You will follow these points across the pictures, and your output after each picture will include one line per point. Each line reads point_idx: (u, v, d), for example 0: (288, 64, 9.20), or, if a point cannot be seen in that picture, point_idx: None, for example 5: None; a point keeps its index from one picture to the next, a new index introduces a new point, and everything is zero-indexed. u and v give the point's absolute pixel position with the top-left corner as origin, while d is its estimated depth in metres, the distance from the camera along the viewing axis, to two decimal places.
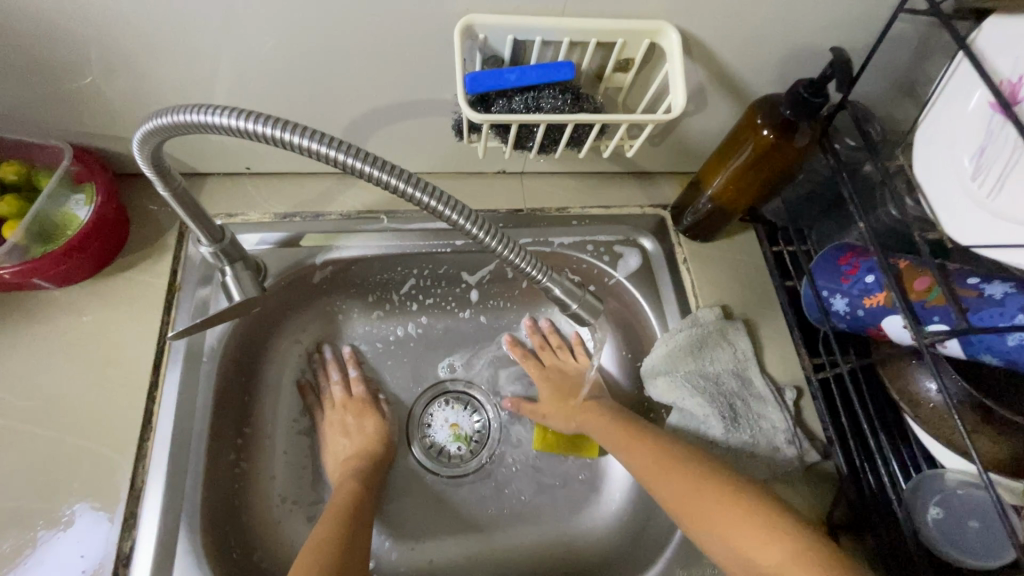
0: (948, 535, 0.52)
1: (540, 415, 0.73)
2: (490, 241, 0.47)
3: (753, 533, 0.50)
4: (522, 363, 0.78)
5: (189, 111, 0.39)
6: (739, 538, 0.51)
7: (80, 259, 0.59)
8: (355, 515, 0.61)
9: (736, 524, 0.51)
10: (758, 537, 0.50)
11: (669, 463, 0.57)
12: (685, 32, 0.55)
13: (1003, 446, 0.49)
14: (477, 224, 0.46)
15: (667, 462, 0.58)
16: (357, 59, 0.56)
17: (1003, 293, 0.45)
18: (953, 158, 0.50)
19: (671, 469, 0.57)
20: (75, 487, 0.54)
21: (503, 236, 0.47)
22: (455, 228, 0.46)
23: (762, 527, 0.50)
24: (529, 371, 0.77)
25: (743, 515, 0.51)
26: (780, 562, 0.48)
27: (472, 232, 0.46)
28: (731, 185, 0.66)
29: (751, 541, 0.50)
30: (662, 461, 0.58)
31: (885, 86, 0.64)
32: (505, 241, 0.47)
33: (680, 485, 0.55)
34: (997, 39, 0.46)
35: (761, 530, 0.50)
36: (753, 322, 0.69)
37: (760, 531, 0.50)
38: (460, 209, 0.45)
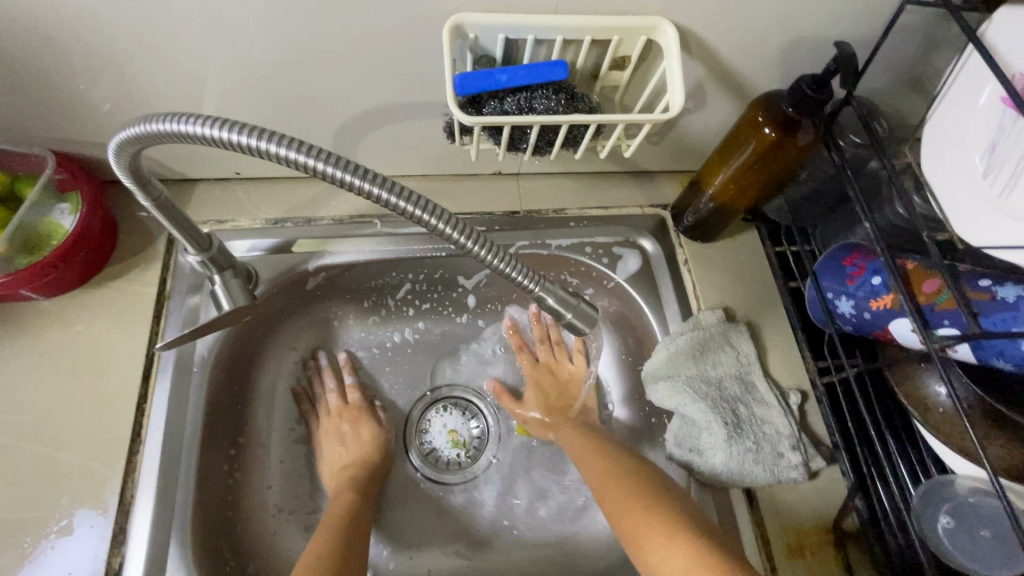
0: (959, 545, 0.51)
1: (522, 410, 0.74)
2: (473, 247, 0.46)
3: (663, 543, 0.53)
4: (516, 353, 0.77)
5: (164, 120, 0.38)
6: (652, 550, 0.53)
7: (66, 269, 0.58)
8: (349, 527, 0.60)
9: (651, 534, 0.54)
10: (665, 546, 0.52)
11: (611, 479, 0.61)
12: (683, 28, 0.53)
13: (1017, 454, 0.47)
14: (462, 231, 0.45)
15: (609, 477, 0.61)
16: (345, 60, 0.54)
17: (1016, 296, 0.43)
18: (963, 154, 0.48)
19: (611, 483, 0.61)
20: (64, 503, 0.53)
21: (488, 241, 0.46)
22: (439, 235, 0.45)
23: (671, 537, 0.53)
24: (522, 363, 0.77)
25: (659, 527, 0.54)
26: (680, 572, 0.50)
27: (456, 239, 0.45)
28: (732, 184, 0.65)
29: (660, 551, 0.53)
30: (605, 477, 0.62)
31: (890, 80, 0.62)
32: (489, 247, 0.46)
33: (616, 499, 0.59)
34: (1009, 31, 0.44)
35: (669, 540, 0.53)
36: (756, 324, 0.67)
37: (667, 540, 0.53)
38: (444, 216, 0.44)
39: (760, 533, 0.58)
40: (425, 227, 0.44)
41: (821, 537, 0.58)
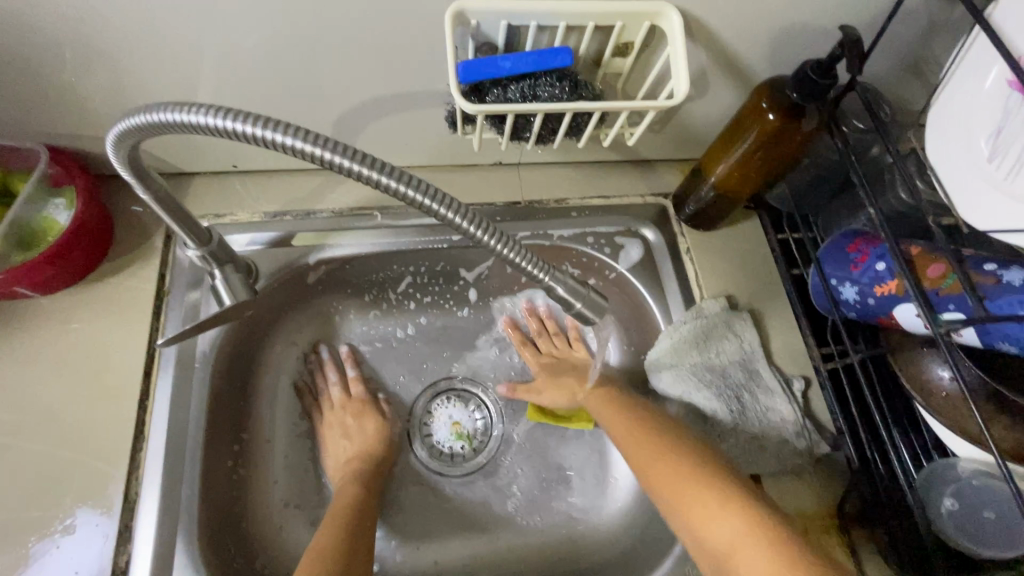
0: (962, 526, 0.52)
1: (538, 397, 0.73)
2: (485, 238, 0.45)
3: (714, 510, 0.52)
4: (518, 349, 0.77)
5: (165, 110, 0.37)
6: (693, 512, 0.53)
7: (62, 266, 0.57)
8: (356, 520, 0.60)
9: (701, 500, 0.53)
10: (716, 513, 0.52)
11: (651, 442, 0.59)
12: (687, 14, 0.52)
13: (1017, 436, 0.48)
14: (471, 219, 0.44)
15: (648, 441, 0.59)
16: (344, 49, 0.53)
17: (1021, 280, 0.44)
18: (968, 139, 0.48)
19: (652, 448, 0.59)
20: (67, 503, 0.52)
21: (500, 232, 0.45)
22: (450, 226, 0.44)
23: (722, 505, 0.52)
24: (527, 358, 0.76)
25: (710, 493, 0.53)
26: (732, 540, 0.50)
27: (464, 227, 0.44)
28: (735, 172, 0.64)
29: (709, 517, 0.52)
30: (642, 439, 0.60)
31: (892, 65, 0.61)
32: (498, 236, 0.45)
33: (657, 464, 0.57)
34: (1015, 13, 0.43)
35: (720, 508, 0.52)
36: (759, 312, 0.67)
37: (717, 508, 0.52)
38: (453, 206, 0.43)
39: None
40: (433, 216, 0.44)
41: (826, 523, 0.58)
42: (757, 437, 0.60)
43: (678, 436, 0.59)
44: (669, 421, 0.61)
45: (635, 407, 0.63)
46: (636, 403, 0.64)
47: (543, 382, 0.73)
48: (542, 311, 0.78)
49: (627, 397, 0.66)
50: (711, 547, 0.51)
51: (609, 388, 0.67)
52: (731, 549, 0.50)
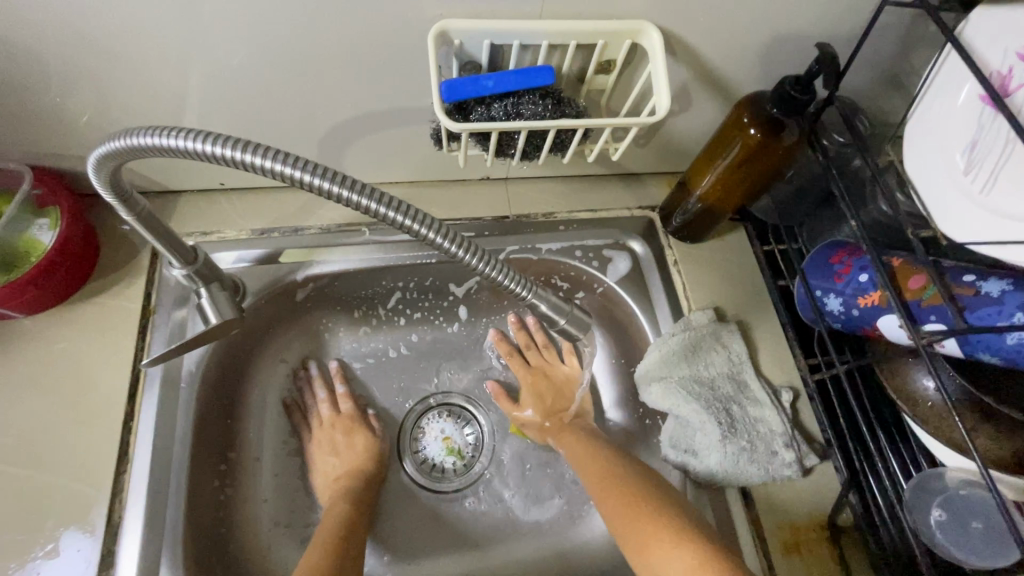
0: (952, 536, 0.51)
1: (518, 412, 0.74)
2: (464, 254, 0.46)
3: (667, 549, 0.52)
4: (506, 360, 0.77)
5: (145, 134, 0.37)
6: (652, 551, 0.53)
7: (47, 286, 0.56)
8: (344, 538, 0.59)
9: (658, 540, 0.53)
10: (669, 552, 0.52)
11: (614, 484, 0.60)
12: (667, 31, 0.53)
13: (1004, 445, 0.48)
14: (448, 236, 0.45)
15: (612, 483, 0.60)
16: (329, 68, 0.54)
17: (1000, 291, 0.44)
18: (944, 152, 0.49)
19: (616, 490, 0.59)
20: (48, 527, 0.51)
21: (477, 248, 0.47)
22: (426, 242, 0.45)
23: (674, 544, 0.52)
24: (514, 368, 0.76)
25: (664, 534, 0.53)
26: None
27: (443, 245, 0.45)
28: (719, 185, 0.65)
29: (662, 558, 0.52)
30: (606, 481, 0.61)
31: (871, 79, 0.63)
32: (477, 252, 0.46)
33: (620, 506, 0.58)
34: (985, 31, 0.45)
35: (672, 548, 0.52)
36: (747, 323, 0.67)
37: (669, 545, 0.52)
38: (431, 223, 0.44)
39: (757, 533, 0.58)
40: (411, 234, 0.44)
41: (817, 534, 0.58)
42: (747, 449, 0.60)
43: (642, 479, 0.60)
44: (633, 463, 0.63)
45: (601, 449, 0.65)
46: (603, 447, 0.66)
47: (526, 395, 0.74)
48: (530, 325, 0.79)
49: (595, 439, 0.67)
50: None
51: (581, 429, 0.70)
52: None
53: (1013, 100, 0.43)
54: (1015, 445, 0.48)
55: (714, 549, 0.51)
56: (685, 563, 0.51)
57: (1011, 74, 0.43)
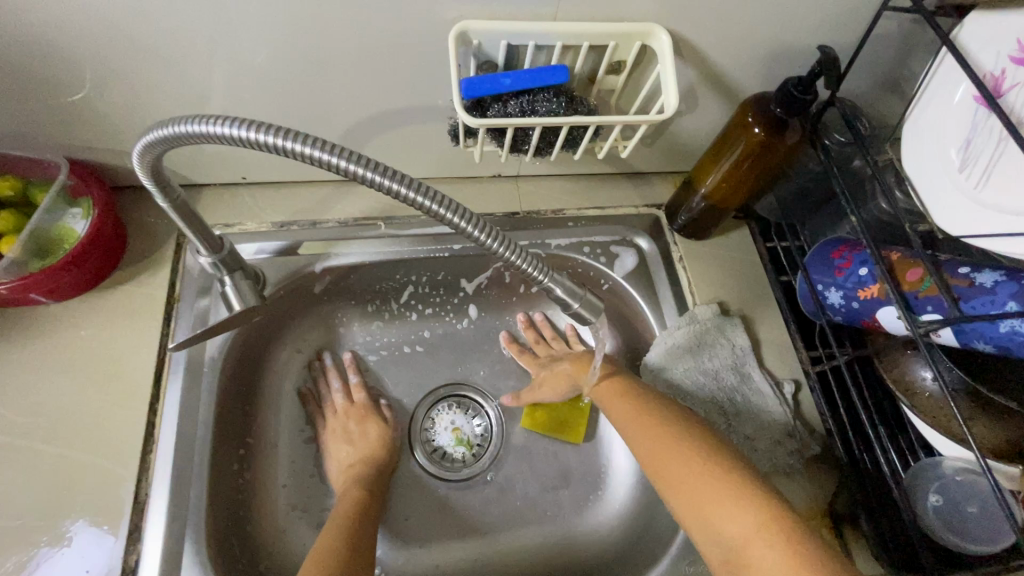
0: (950, 522, 0.53)
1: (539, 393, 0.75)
2: (494, 245, 0.47)
3: (726, 505, 0.51)
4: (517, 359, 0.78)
5: (190, 122, 0.39)
6: (708, 506, 0.52)
7: (79, 273, 0.59)
8: (360, 522, 0.61)
9: (714, 496, 0.52)
10: (728, 509, 0.51)
11: (661, 434, 0.58)
12: (676, 35, 0.56)
13: (998, 433, 0.51)
14: (478, 226, 0.46)
15: (658, 435, 0.58)
16: (351, 67, 0.56)
17: (993, 282, 0.46)
18: (941, 150, 0.51)
19: (666, 442, 0.57)
20: (78, 504, 0.53)
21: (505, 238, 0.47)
22: (458, 232, 0.46)
23: (733, 500, 0.51)
24: (525, 364, 0.77)
25: (722, 490, 0.52)
26: (745, 535, 0.50)
27: (471, 234, 0.46)
28: (724, 183, 0.67)
29: (720, 514, 0.51)
30: (650, 430, 0.59)
31: (870, 84, 0.65)
32: (505, 243, 0.47)
33: (668, 457, 0.56)
34: (980, 34, 0.47)
35: (732, 505, 0.51)
36: (750, 318, 0.69)
37: (729, 501, 0.51)
38: (461, 213, 0.45)
39: None
40: (444, 224, 0.46)
41: (816, 522, 0.60)
42: (750, 437, 0.63)
43: (689, 430, 0.58)
44: (679, 413, 0.60)
45: (643, 397, 0.62)
46: (642, 395, 0.63)
47: (542, 376, 0.74)
48: (538, 321, 0.80)
49: (634, 386, 0.65)
50: (722, 540, 0.51)
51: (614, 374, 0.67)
52: (745, 543, 0.49)
53: (1005, 101, 0.46)
54: (1007, 435, 0.51)
55: (775, 506, 0.50)
56: (745, 520, 0.50)
57: (1004, 76, 0.46)
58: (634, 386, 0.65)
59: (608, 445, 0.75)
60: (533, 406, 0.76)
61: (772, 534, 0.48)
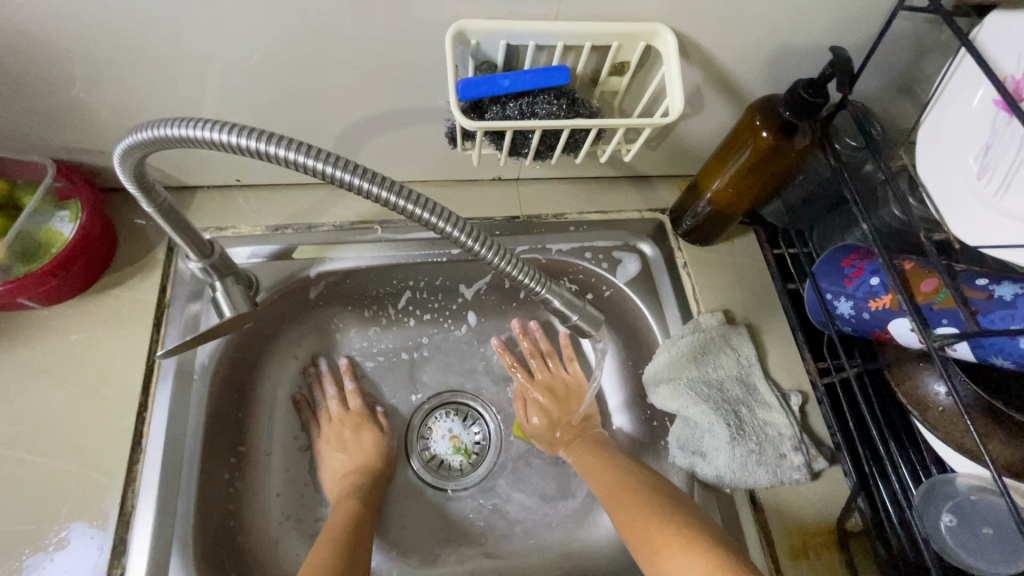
0: (963, 542, 0.51)
1: (528, 422, 0.74)
2: (483, 252, 0.46)
3: (674, 550, 0.51)
4: (511, 371, 0.77)
5: (171, 126, 0.37)
6: (665, 559, 0.51)
7: (66, 277, 0.57)
8: (353, 534, 0.59)
9: (670, 547, 0.52)
10: (679, 560, 0.50)
11: (625, 492, 0.60)
12: (681, 35, 0.54)
13: (1015, 451, 0.48)
14: (467, 232, 0.46)
15: (627, 497, 0.59)
16: (346, 67, 0.55)
17: (1013, 295, 0.44)
18: (958, 156, 0.49)
19: (627, 498, 0.59)
20: (62, 515, 0.52)
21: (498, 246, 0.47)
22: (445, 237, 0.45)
23: (681, 547, 0.51)
24: (519, 380, 0.77)
25: (672, 537, 0.52)
26: None
27: (463, 241, 0.46)
28: (730, 188, 0.65)
29: (669, 560, 0.51)
30: (616, 489, 0.61)
31: (882, 86, 0.63)
32: (496, 250, 0.47)
33: (629, 510, 0.57)
34: (999, 35, 0.45)
35: (681, 551, 0.51)
36: (756, 327, 0.67)
37: (676, 547, 0.51)
38: (451, 220, 0.44)
39: (764, 538, 0.58)
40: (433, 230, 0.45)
41: (824, 539, 0.58)
42: (755, 452, 0.59)
43: (652, 487, 0.59)
44: (651, 478, 0.61)
45: (615, 462, 0.64)
46: (615, 460, 0.65)
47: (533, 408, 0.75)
48: (534, 331, 0.79)
49: (612, 455, 0.66)
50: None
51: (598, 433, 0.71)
52: None
53: None
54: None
55: (724, 554, 0.49)
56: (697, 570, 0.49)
57: None
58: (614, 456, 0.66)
59: None
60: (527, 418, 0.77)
61: None
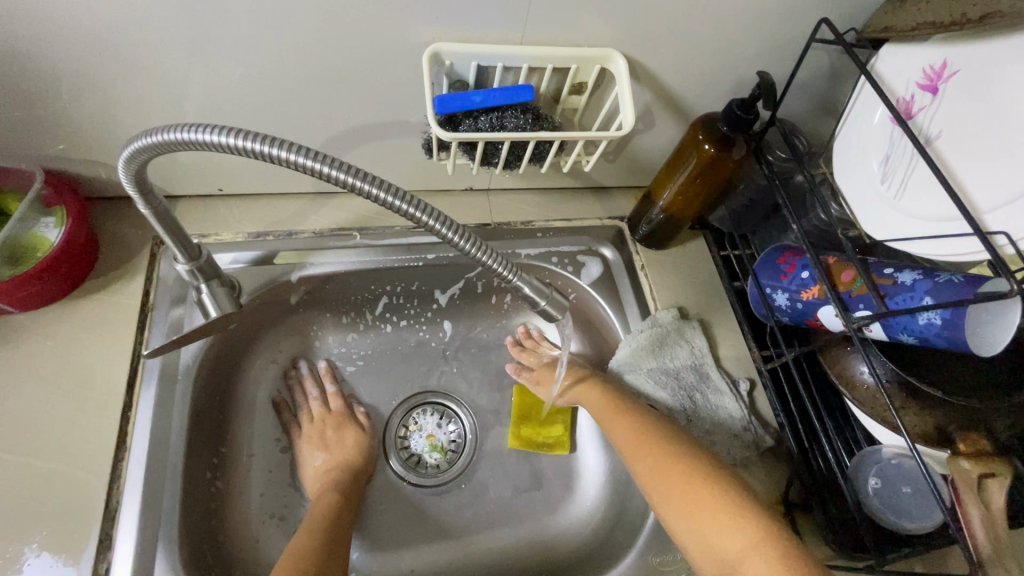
0: (889, 503, 0.57)
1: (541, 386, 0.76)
2: (481, 256, 0.50)
3: (723, 522, 0.52)
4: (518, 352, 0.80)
5: (179, 130, 0.41)
6: (706, 523, 0.53)
7: (51, 281, 0.59)
8: (332, 530, 0.61)
9: (713, 514, 0.53)
10: (725, 526, 0.52)
11: (665, 454, 0.59)
12: (632, 59, 0.61)
13: (928, 420, 0.55)
14: (462, 235, 0.49)
15: (659, 451, 0.59)
16: (327, 83, 0.59)
17: (912, 279, 0.52)
18: (865, 162, 0.59)
19: (662, 458, 0.59)
20: (46, 513, 0.53)
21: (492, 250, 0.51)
22: (445, 242, 0.49)
23: (731, 518, 0.52)
24: (525, 359, 0.79)
25: (719, 506, 0.53)
26: (740, 551, 0.50)
27: (458, 243, 0.49)
28: (680, 196, 0.73)
29: (716, 531, 0.52)
30: (652, 448, 0.60)
31: (808, 107, 0.71)
32: (490, 253, 0.50)
33: (661, 466, 0.58)
34: (892, 63, 0.56)
35: (729, 521, 0.52)
36: (707, 321, 0.74)
37: (727, 520, 0.52)
38: (447, 223, 0.48)
39: None
40: (432, 233, 0.48)
41: (773, 510, 0.64)
42: (709, 433, 0.66)
43: (693, 451, 0.59)
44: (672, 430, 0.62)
45: (644, 419, 0.64)
46: (645, 416, 0.64)
47: (541, 381, 0.77)
48: (534, 335, 0.82)
49: (630, 404, 0.66)
50: (720, 556, 0.51)
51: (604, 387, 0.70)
52: (740, 559, 0.50)
53: (915, 122, 0.55)
54: (936, 421, 0.55)
55: (774, 526, 0.51)
56: (743, 537, 0.50)
57: (913, 100, 0.55)
58: (635, 406, 0.66)
59: (579, 446, 0.77)
60: (518, 426, 0.76)
61: (769, 552, 0.49)
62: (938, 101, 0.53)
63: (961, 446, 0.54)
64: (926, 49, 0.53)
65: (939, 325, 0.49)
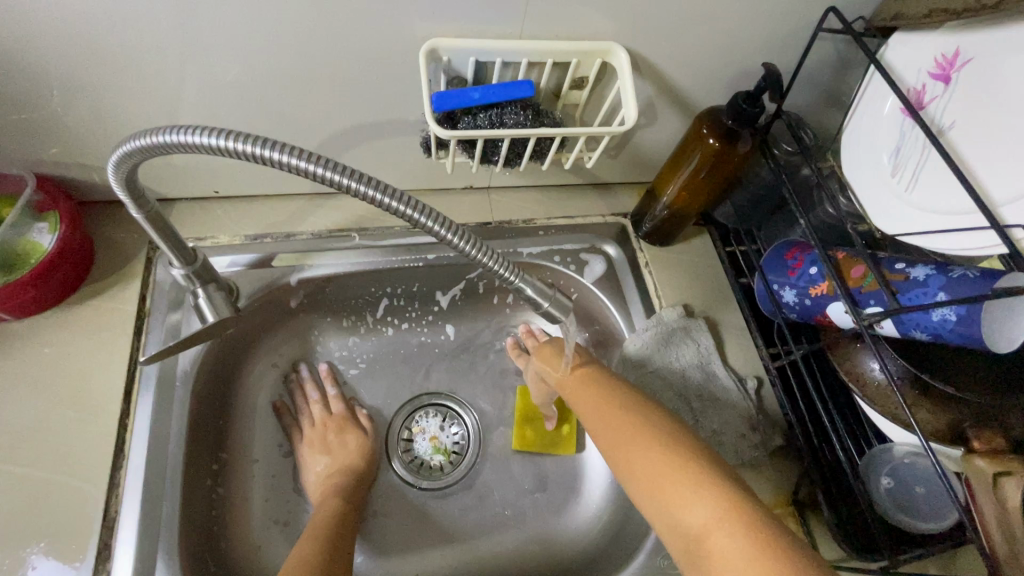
0: (902, 503, 0.56)
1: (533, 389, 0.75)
2: (477, 254, 0.49)
3: (687, 493, 0.49)
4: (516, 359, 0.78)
5: (168, 132, 0.40)
6: (670, 496, 0.50)
7: (44, 287, 0.58)
8: (335, 534, 0.60)
9: (676, 485, 0.50)
10: (689, 498, 0.49)
11: (631, 428, 0.57)
12: (634, 52, 0.59)
13: (940, 417, 0.54)
14: (460, 235, 0.48)
15: (626, 425, 0.57)
16: (323, 82, 0.58)
17: (925, 275, 0.50)
18: (874, 155, 0.58)
19: (629, 431, 0.57)
20: (44, 524, 0.52)
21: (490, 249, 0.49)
22: (442, 242, 0.48)
23: (695, 489, 0.49)
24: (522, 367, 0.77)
25: (683, 478, 0.50)
26: (703, 523, 0.47)
27: (455, 244, 0.48)
28: (684, 191, 0.71)
29: (680, 505, 0.49)
30: (619, 423, 0.59)
31: (815, 100, 0.70)
32: (488, 252, 0.49)
33: (627, 440, 0.56)
34: (902, 52, 0.54)
35: (693, 493, 0.49)
36: (713, 318, 0.73)
37: (690, 491, 0.49)
38: (444, 223, 0.47)
39: None
40: (428, 234, 0.47)
41: (783, 510, 0.63)
42: (717, 432, 0.65)
43: (658, 423, 0.57)
44: (644, 403, 0.60)
45: (615, 393, 0.62)
46: (619, 391, 0.62)
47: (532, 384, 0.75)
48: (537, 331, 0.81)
49: (603, 377, 0.65)
50: (684, 530, 0.48)
51: (585, 364, 0.67)
52: (703, 532, 0.47)
53: (926, 113, 0.54)
54: (950, 418, 0.54)
55: (740, 496, 0.48)
56: (705, 508, 0.48)
57: (925, 90, 0.54)
58: (606, 381, 0.64)
59: (585, 447, 0.76)
60: (522, 427, 0.76)
61: (732, 522, 0.46)
62: (950, 91, 0.52)
63: (976, 444, 0.52)
64: (937, 37, 0.52)
65: (953, 321, 0.48)
